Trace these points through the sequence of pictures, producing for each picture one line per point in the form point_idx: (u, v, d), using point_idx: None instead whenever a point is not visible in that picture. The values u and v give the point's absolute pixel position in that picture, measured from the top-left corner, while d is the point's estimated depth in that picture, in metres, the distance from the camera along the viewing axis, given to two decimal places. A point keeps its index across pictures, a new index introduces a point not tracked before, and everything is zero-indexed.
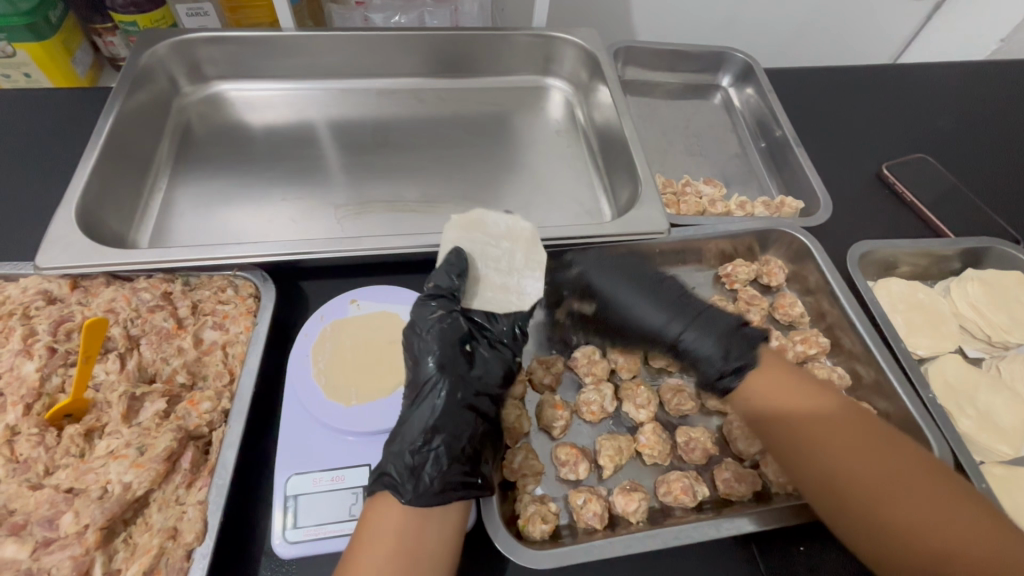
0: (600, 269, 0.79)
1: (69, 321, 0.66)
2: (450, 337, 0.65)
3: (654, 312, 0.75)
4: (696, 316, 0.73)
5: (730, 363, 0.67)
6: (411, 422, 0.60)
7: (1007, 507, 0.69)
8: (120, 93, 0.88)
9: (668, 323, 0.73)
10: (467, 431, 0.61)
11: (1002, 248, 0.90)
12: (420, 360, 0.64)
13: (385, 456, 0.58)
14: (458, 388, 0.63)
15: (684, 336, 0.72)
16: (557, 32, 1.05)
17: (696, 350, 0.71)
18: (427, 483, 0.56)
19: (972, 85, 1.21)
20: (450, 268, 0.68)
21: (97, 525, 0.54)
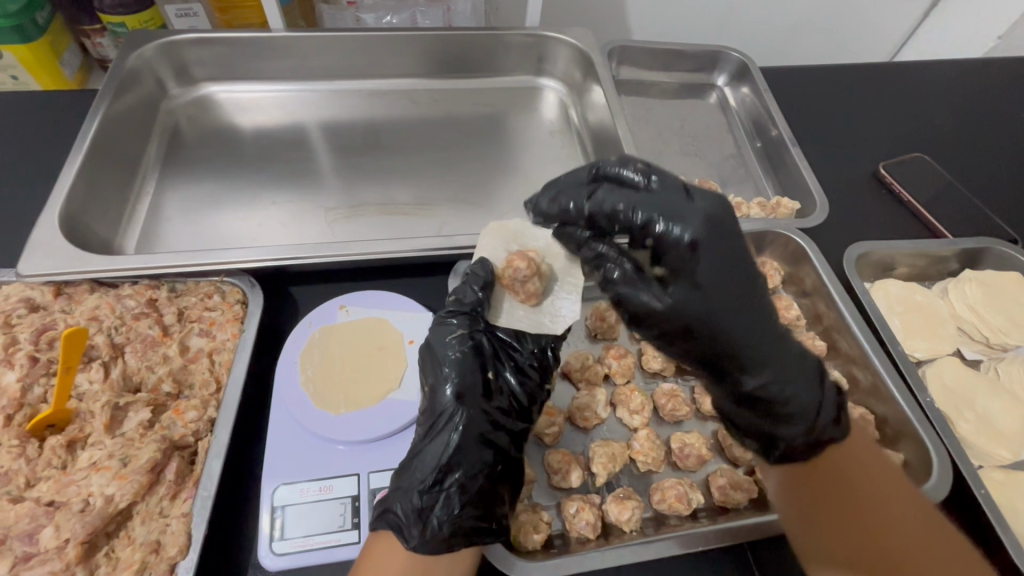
0: (714, 249, 0.54)
1: (51, 330, 0.65)
2: (471, 363, 0.61)
3: (747, 332, 0.55)
4: (792, 354, 0.58)
5: (821, 437, 0.58)
6: (422, 457, 0.57)
7: (1007, 513, 0.68)
8: (105, 96, 0.86)
9: (759, 359, 0.56)
10: (483, 470, 0.57)
11: (1001, 249, 0.89)
12: (437, 386, 0.60)
13: (392, 492, 0.56)
14: (476, 421, 0.59)
15: (773, 380, 0.57)
16: (551, 31, 1.04)
17: (774, 396, 0.57)
18: (436, 529, 0.53)
19: (970, 83, 1.20)
20: (475, 282, 0.65)
21: (78, 540, 0.53)
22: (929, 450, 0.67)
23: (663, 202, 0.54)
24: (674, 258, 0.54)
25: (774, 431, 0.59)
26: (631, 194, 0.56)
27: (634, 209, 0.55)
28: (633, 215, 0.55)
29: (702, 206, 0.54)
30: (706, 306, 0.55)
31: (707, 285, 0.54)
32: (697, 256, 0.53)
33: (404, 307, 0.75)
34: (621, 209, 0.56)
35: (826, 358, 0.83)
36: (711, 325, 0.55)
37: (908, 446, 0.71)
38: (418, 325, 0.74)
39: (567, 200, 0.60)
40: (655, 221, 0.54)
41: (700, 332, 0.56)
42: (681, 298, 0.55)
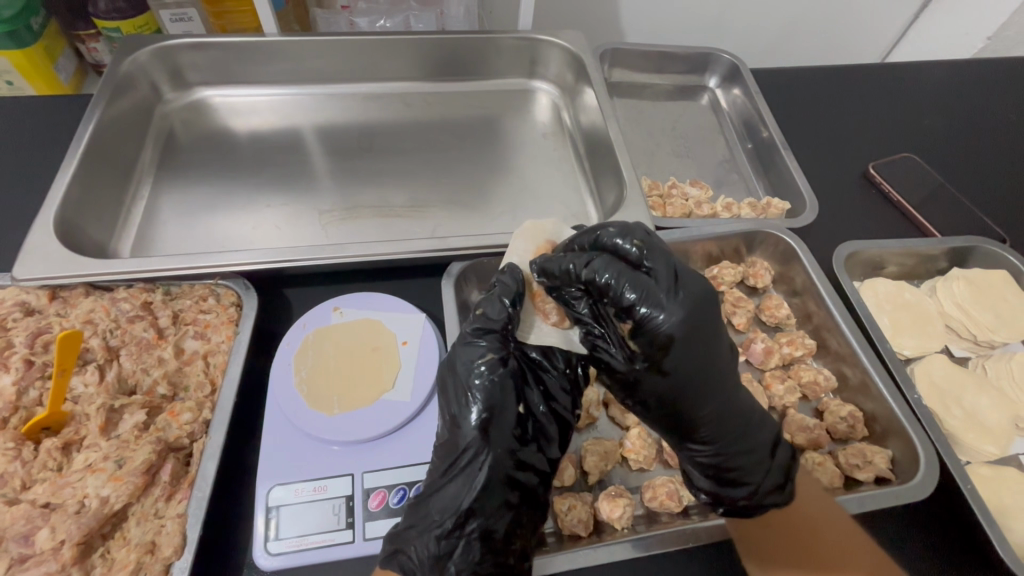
0: (688, 332, 0.54)
1: (46, 333, 0.66)
2: (499, 393, 0.59)
3: (708, 408, 0.56)
4: (749, 429, 0.59)
5: (766, 500, 0.59)
6: (442, 497, 0.56)
7: (993, 507, 0.69)
8: (100, 101, 0.87)
9: (715, 433, 0.57)
10: (507, 513, 0.56)
11: (988, 247, 0.90)
12: (461, 421, 0.58)
13: (405, 530, 0.56)
14: (502, 461, 0.57)
15: (729, 448, 0.58)
16: (543, 35, 1.05)
17: (729, 462, 0.58)
18: (452, 574, 0.53)
19: (959, 83, 1.22)
20: (507, 293, 0.62)
21: (74, 541, 0.53)
22: (917, 447, 0.68)
23: (650, 286, 0.53)
24: (645, 340, 0.54)
25: (729, 492, 0.59)
26: (622, 269, 0.55)
27: (622, 288, 0.54)
28: (619, 293, 0.54)
29: (689, 292, 0.54)
30: (668, 383, 0.55)
31: (679, 366, 0.54)
32: (674, 339, 0.53)
33: (398, 309, 0.76)
34: (612, 282, 0.54)
35: (816, 357, 0.84)
36: (677, 396, 0.56)
37: (896, 442, 0.72)
38: (411, 327, 0.74)
39: (563, 261, 0.58)
40: (642, 303, 0.53)
41: (665, 403, 0.56)
42: (650, 374, 0.55)
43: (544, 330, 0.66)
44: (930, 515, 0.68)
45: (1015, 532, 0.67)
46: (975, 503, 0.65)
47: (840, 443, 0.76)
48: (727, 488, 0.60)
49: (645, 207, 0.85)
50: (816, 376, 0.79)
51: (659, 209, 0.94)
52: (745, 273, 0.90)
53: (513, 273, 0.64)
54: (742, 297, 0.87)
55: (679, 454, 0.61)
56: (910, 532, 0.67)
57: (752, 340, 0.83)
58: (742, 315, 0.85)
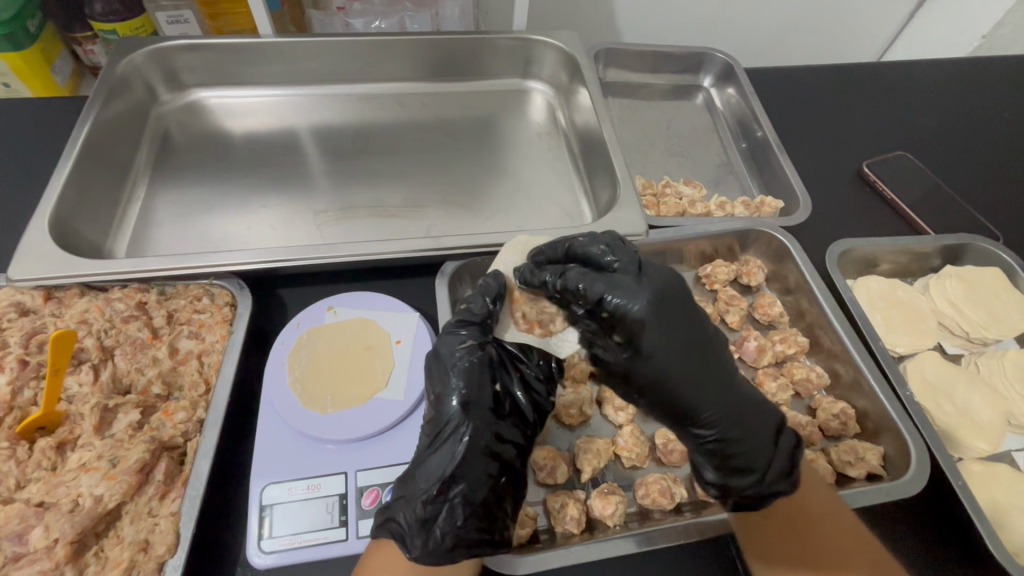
0: (662, 320, 0.56)
1: (41, 333, 0.66)
2: (479, 374, 0.60)
3: (695, 396, 0.57)
4: (749, 416, 0.59)
5: (774, 487, 0.59)
6: (424, 467, 0.57)
7: (984, 503, 0.69)
8: (95, 102, 0.87)
9: (708, 416, 0.58)
10: (488, 482, 0.56)
11: (981, 244, 0.91)
12: (444, 396, 0.59)
13: (394, 501, 0.57)
14: (482, 433, 0.58)
15: (728, 434, 0.58)
16: (537, 35, 1.05)
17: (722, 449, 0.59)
18: (438, 539, 0.54)
19: (953, 81, 1.22)
20: (491, 290, 0.66)
21: (67, 540, 0.53)
22: (908, 444, 0.69)
23: (614, 283, 0.57)
24: (625, 333, 0.57)
25: (731, 476, 0.60)
26: (585, 275, 0.59)
27: (588, 289, 0.58)
28: (591, 294, 0.57)
29: (653, 281, 0.57)
30: (653, 375, 0.57)
31: (659, 354, 0.56)
32: (647, 331, 0.56)
33: (392, 308, 0.76)
34: (579, 284, 0.58)
35: (809, 355, 0.84)
36: (664, 384, 0.57)
37: (888, 440, 0.72)
38: (405, 325, 0.75)
39: (539, 274, 0.63)
40: (609, 298, 0.57)
41: (654, 395, 0.58)
42: (639, 366, 0.57)
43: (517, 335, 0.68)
44: (922, 512, 0.68)
45: (1007, 529, 0.67)
46: (966, 499, 0.65)
47: (832, 440, 0.76)
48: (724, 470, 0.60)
49: (638, 206, 0.85)
50: (809, 373, 0.79)
51: (652, 208, 0.94)
52: (738, 271, 0.90)
53: (492, 277, 0.68)
54: (735, 295, 0.87)
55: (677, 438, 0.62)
56: (903, 528, 0.67)
57: (745, 338, 0.84)
58: (735, 313, 0.85)
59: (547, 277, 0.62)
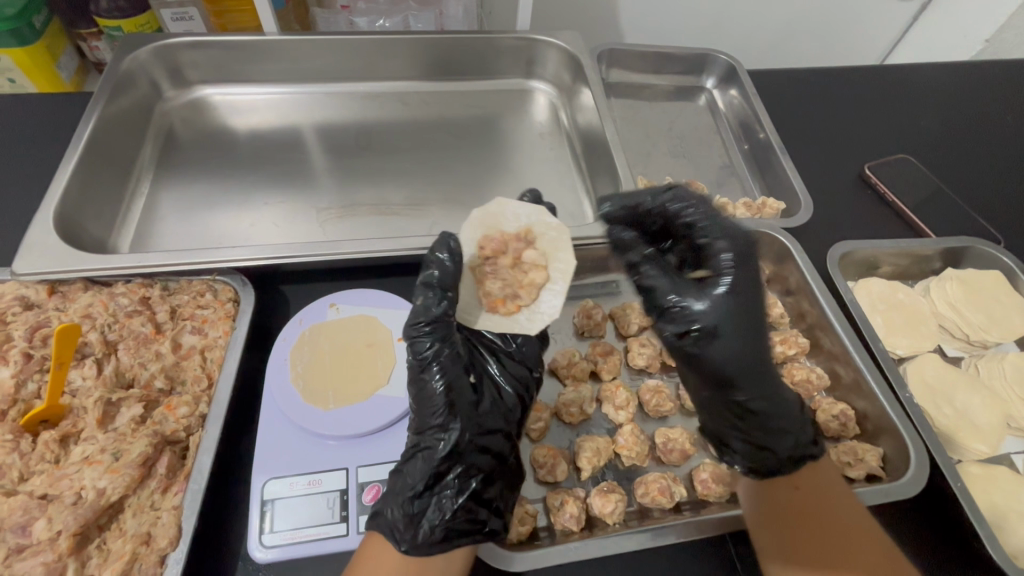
0: (752, 271, 0.60)
1: (46, 327, 0.67)
2: (454, 369, 0.61)
3: (753, 347, 0.59)
4: (781, 382, 0.63)
5: (802, 452, 0.63)
6: (413, 461, 0.59)
7: (983, 505, 0.69)
8: (100, 98, 0.88)
9: (748, 378, 0.60)
10: (475, 474, 0.58)
11: (982, 248, 0.91)
12: (423, 394, 0.61)
13: (383, 496, 0.58)
14: (462, 426, 0.59)
15: (766, 398, 0.61)
16: (541, 35, 1.06)
17: (763, 414, 0.61)
18: (427, 532, 0.54)
19: (956, 85, 1.22)
20: (432, 263, 0.63)
21: (70, 532, 0.54)
22: (908, 446, 0.69)
23: (725, 221, 0.61)
24: (716, 265, 0.60)
25: (765, 443, 0.62)
26: (697, 206, 0.63)
27: (698, 218, 0.62)
28: (698, 223, 0.62)
29: (749, 236, 0.62)
30: (723, 311, 0.58)
31: (742, 294, 0.59)
32: (739, 270, 0.59)
33: (394, 305, 0.77)
34: (692, 215, 0.63)
35: (809, 356, 0.84)
36: (734, 329, 0.58)
37: (888, 441, 0.72)
38: (407, 323, 0.75)
39: (640, 199, 0.66)
40: (718, 231, 0.61)
41: (725, 334, 0.58)
42: (719, 304, 0.59)
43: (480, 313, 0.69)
44: (919, 513, 0.69)
45: (1006, 532, 0.67)
46: (966, 502, 0.65)
47: (832, 442, 0.76)
48: (755, 438, 0.62)
49: None
50: (809, 374, 0.80)
51: None
52: None
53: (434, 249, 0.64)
54: (736, 296, 0.87)
55: (711, 398, 0.62)
56: (903, 529, 0.68)
57: None
58: None
59: (648, 200, 0.65)
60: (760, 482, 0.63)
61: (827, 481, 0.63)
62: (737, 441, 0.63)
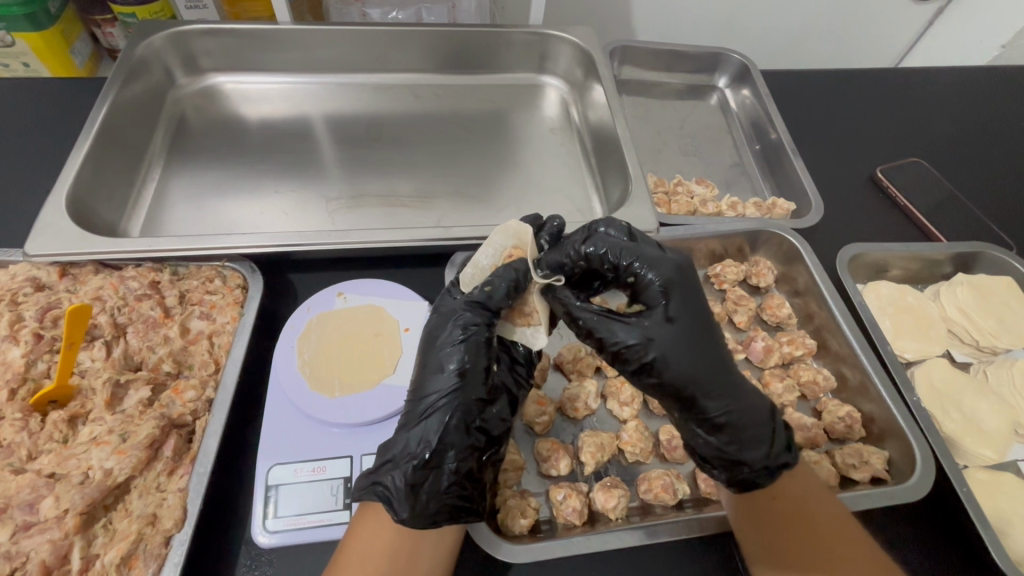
0: (686, 291, 0.59)
1: (56, 308, 0.67)
2: (477, 353, 0.58)
3: (708, 369, 0.57)
4: (747, 394, 0.60)
5: (777, 462, 0.60)
6: (412, 431, 0.57)
7: (988, 512, 0.69)
8: (115, 83, 0.88)
9: (705, 400, 0.58)
10: (473, 454, 0.57)
11: (994, 253, 0.90)
12: (440, 367, 0.58)
13: (383, 464, 0.57)
14: (469, 408, 0.57)
15: (731, 415, 0.58)
16: (554, 30, 1.05)
17: (733, 430, 0.58)
18: (424, 503, 0.54)
19: (972, 89, 1.21)
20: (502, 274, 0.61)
21: (77, 510, 0.54)
22: (914, 449, 0.68)
23: (645, 250, 0.61)
24: (647, 297, 0.59)
25: (740, 457, 0.59)
26: (618, 242, 0.61)
27: (620, 254, 0.61)
28: (620, 260, 0.61)
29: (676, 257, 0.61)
30: (665, 338, 0.57)
31: (683, 317, 0.58)
32: (671, 292, 0.59)
33: (401, 296, 0.77)
34: (609, 254, 0.61)
35: (816, 357, 0.84)
36: (685, 358, 0.57)
37: (893, 444, 0.72)
38: (414, 313, 0.75)
39: (563, 249, 0.63)
40: (636, 262, 0.60)
41: (678, 362, 0.57)
42: (662, 328, 0.57)
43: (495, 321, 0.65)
44: (923, 517, 0.68)
45: (1011, 539, 0.66)
46: (971, 506, 0.65)
47: (837, 443, 0.76)
48: (728, 455, 0.59)
49: (650, 203, 0.85)
50: (815, 375, 0.79)
51: (663, 206, 0.94)
52: (747, 272, 0.90)
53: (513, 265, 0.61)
54: (743, 295, 0.87)
55: (683, 422, 0.60)
56: (908, 534, 0.67)
57: (752, 338, 0.83)
58: (744, 313, 0.85)
59: (568, 250, 0.63)
60: (739, 496, 0.61)
61: (808, 483, 0.61)
62: (711, 459, 0.60)
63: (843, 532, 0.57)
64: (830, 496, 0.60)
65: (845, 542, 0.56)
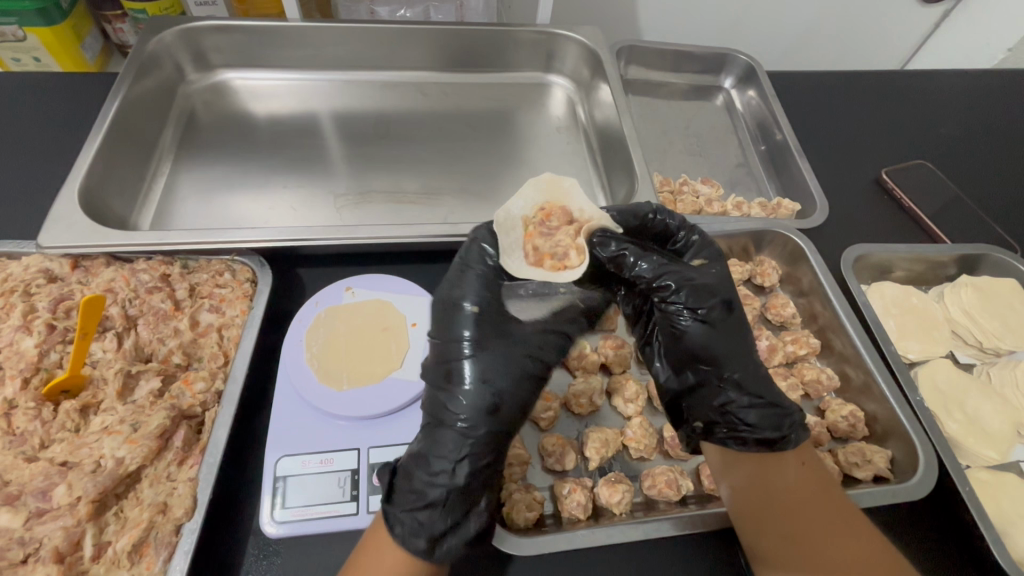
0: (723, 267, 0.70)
1: (68, 299, 0.68)
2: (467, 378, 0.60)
3: (743, 330, 0.66)
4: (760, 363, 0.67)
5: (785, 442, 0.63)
6: (423, 456, 0.57)
7: (991, 511, 0.69)
8: (127, 78, 0.89)
9: (740, 351, 0.65)
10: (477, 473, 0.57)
11: (998, 255, 0.90)
12: (453, 378, 0.60)
13: (397, 492, 0.57)
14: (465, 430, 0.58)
15: (759, 373, 0.65)
16: (561, 29, 1.06)
17: (755, 387, 0.64)
18: (442, 531, 0.55)
19: (978, 92, 1.21)
20: (471, 266, 0.65)
21: (89, 498, 0.55)
22: (917, 448, 0.69)
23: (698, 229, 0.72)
24: (707, 252, 0.69)
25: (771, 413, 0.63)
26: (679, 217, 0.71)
27: (682, 224, 0.71)
28: (683, 228, 0.70)
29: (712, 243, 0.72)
30: (720, 283, 0.65)
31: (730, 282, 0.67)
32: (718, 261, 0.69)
33: (408, 291, 0.77)
34: (676, 222, 0.71)
35: (820, 357, 0.84)
36: (733, 313, 0.65)
37: (896, 443, 0.72)
38: (420, 309, 0.76)
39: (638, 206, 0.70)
40: (695, 234, 0.70)
41: (728, 316, 0.65)
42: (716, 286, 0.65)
43: (523, 266, 0.66)
44: (926, 517, 0.69)
45: (1013, 539, 0.67)
46: (973, 506, 0.65)
47: (840, 442, 0.76)
48: (764, 410, 0.63)
49: (655, 202, 0.85)
50: (819, 374, 0.80)
51: (669, 205, 0.94)
52: (752, 271, 0.90)
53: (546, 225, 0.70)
54: (748, 295, 0.88)
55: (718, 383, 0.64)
56: (910, 532, 0.67)
57: (756, 337, 0.84)
58: (748, 312, 0.86)
59: (641, 208, 0.70)
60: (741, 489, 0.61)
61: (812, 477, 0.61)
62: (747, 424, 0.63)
63: (849, 527, 0.57)
64: (831, 489, 0.61)
65: (853, 538, 0.56)
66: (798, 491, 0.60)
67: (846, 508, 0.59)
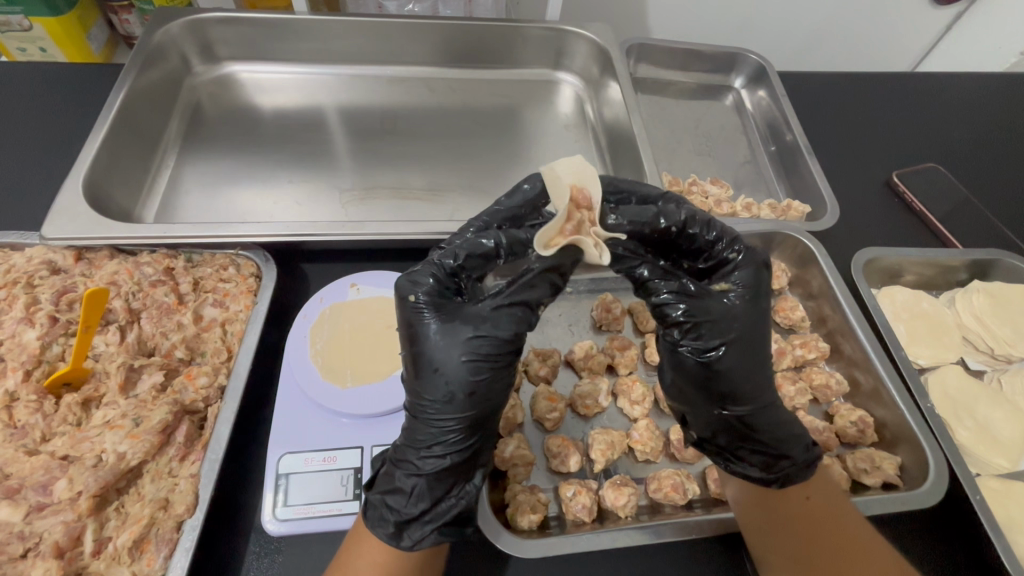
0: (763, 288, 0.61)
1: (71, 291, 0.67)
2: (440, 373, 0.54)
3: (761, 365, 0.60)
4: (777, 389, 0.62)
5: (783, 472, 0.60)
6: (404, 450, 0.57)
7: (1002, 520, 0.68)
8: (132, 69, 0.88)
9: (749, 385, 0.60)
10: (450, 475, 0.56)
11: (1011, 261, 0.89)
12: (422, 367, 0.55)
13: (379, 480, 0.57)
14: (439, 428, 0.55)
15: (765, 405, 0.60)
16: (571, 26, 1.05)
17: (754, 423, 0.60)
18: (413, 527, 0.54)
19: (992, 95, 1.20)
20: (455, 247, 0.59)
21: (90, 493, 0.54)
22: (928, 456, 0.68)
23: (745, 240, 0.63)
24: (748, 274, 0.61)
25: (771, 450, 0.60)
26: (723, 227, 0.63)
27: (722, 236, 0.62)
28: (721, 241, 0.62)
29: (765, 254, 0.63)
30: (742, 314, 0.59)
31: (758, 310, 0.60)
32: (750, 282, 0.61)
33: None
34: (717, 239, 0.62)
35: (828, 361, 0.83)
36: (750, 344, 0.59)
37: (906, 450, 0.71)
38: None
39: (673, 209, 0.63)
40: (733, 249, 0.62)
41: (739, 346, 0.59)
42: (731, 313, 0.59)
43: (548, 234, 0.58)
44: (934, 524, 0.68)
45: None
46: (983, 515, 0.64)
47: (848, 447, 0.75)
48: (755, 446, 0.61)
49: None
50: (828, 379, 0.79)
51: None
52: None
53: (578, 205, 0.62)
54: None
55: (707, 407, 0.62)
56: (918, 541, 0.67)
57: None
58: None
59: (674, 214, 0.62)
60: (750, 503, 0.60)
61: (825, 489, 0.61)
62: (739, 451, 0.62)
63: (862, 538, 0.56)
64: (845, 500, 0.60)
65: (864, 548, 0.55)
66: (810, 501, 0.59)
67: (854, 513, 0.59)
